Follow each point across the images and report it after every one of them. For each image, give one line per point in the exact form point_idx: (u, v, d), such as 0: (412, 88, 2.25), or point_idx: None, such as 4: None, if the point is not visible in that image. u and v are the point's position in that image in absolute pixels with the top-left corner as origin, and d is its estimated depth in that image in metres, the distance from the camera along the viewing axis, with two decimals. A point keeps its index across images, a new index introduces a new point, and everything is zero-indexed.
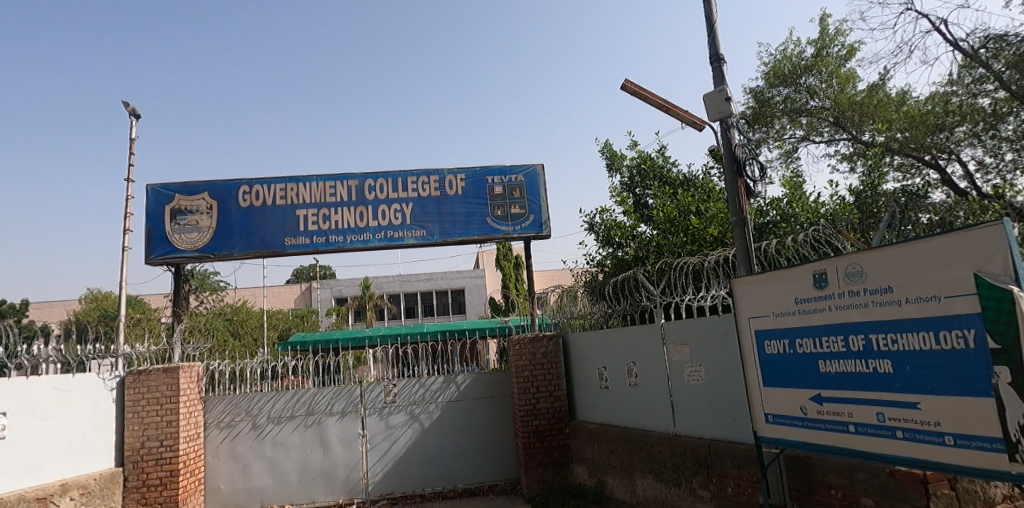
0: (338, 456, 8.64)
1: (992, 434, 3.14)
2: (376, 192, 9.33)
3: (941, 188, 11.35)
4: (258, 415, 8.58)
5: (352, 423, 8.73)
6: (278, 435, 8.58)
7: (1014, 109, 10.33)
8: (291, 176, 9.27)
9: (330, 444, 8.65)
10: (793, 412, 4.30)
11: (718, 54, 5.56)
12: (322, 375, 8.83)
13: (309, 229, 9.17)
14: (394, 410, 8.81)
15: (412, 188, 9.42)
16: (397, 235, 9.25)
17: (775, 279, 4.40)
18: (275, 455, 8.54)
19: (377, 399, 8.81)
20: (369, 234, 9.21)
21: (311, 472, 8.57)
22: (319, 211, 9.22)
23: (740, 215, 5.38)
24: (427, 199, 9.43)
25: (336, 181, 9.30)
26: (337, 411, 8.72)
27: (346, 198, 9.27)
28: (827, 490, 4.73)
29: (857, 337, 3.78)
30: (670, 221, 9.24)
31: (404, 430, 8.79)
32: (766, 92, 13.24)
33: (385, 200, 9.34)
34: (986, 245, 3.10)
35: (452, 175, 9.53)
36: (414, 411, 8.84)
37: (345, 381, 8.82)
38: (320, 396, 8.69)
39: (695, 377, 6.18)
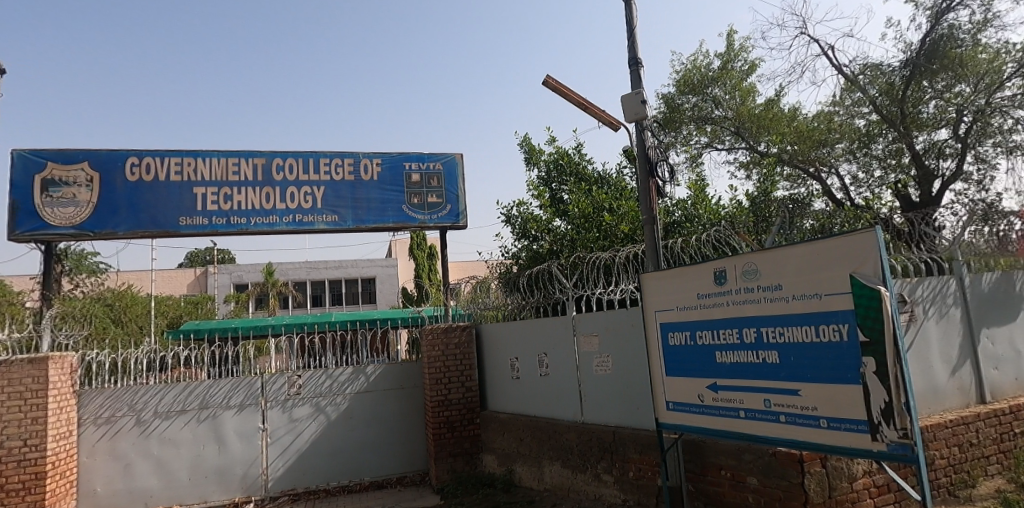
0: (235, 452, 8.31)
1: (859, 417, 3.54)
2: (285, 173, 9.00)
3: (822, 198, 12.47)
4: (143, 410, 8.09)
5: (251, 416, 8.42)
6: (166, 431, 8.13)
7: (883, 131, 11.70)
8: (190, 151, 8.77)
9: (226, 438, 8.31)
10: (691, 399, 4.65)
11: (636, 58, 5.83)
12: (219, 366, 8.42)
13: (209, 209, 8.72)
14: (298, 402, 8.59)
15: (325, 171, 9.18)
16: (307, 219, 9.00)
17: (680, 275, 4.72)
18: (162, 453, 8.09)
19: (280, 391, 8.55)
20: (276, 217, 8.88)
21: (204, 469, 8.18)
22: (222, 191, 8.79)
23: (650, 214, 5.69)
24: (340, 183, 9.23)
25: (240, 158, 8.89)
26: (235, 404, 8.37)
27: (251, 177, 8.88)
28: (718, 471, 5.15)
29: (750, 330, 4.14)
30: (584, 217, 9.58)
31: (309, 423, 8.60)
32: (677, 99, 13.83)
33: (294, 182, 9.04)
34: (860, 249, 3.49)
35: (368, 159, 9.38)
36: (320, 403, 8.66)
37: (245, 372, 8.48)
38: (217, 388, 8.32)
39: (603, 367, 6.49)
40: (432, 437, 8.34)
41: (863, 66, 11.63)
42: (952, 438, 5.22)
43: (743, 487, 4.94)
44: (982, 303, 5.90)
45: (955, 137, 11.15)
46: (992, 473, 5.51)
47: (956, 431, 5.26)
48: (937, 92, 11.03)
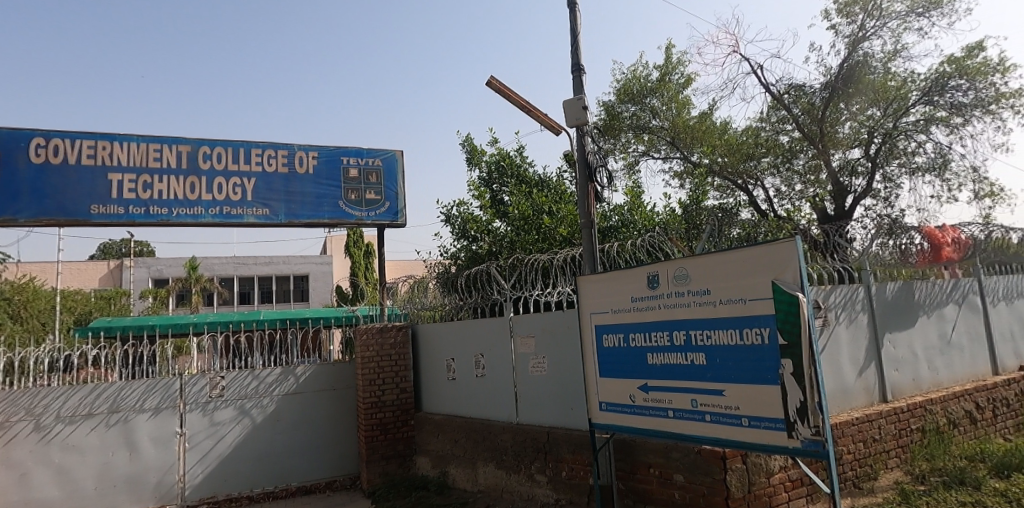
0: (148, 458, 7.91)
1: (776, 416, 3.77)
2: (212, 162, 8.66)
3: (749, 208, 13.13)
4: (42, 414, 7.50)
5: (168, 420, 8.03)
6: (69, 437, 7.58)
7: (804, 149, 12.49)
8: (105, 134, 8.30)
9: (139, 444, 7.88)
10: (623, 400, 4.81)
11: (579, 65, 5.98)
12: (131, 367, 7.96)
13: (126, 197, 8.28)
14: (220, 405, 8.27)
15: (257, 161, 8.89)
16: (236, 211, 8.69)
17: (615, 278, 4.88)
18: (64, 461, 7.55)
19: (200, 394, 8.20)
20: (201, 208, 8.53)
21: (112, 477, 7.74)
22: (142, 178, 8.36)
23: (588, 218, 5.84)
24: (273, 175, 8.96)
25: (162, 144, 8.48)
26: (149, 407, 7.95)
27: (175, 165, 8.50)
28: (647, 469, 5.34)
29: (680, 333, 4.34)
30: (524, 219, 9.69)
31: (232, 427, 8.29)
32: (617, 107, 14.15)
33: (223, 172, 8.71)
34: (781, 257, 3.72)
35: (303, 152, 9.17)
36: (244, 406, 8.37)
37: (162, 373, 8.08)
38: (129, 391, 7.87)
39: (539, 368, 6.60)
40: (365, 440, 8.23)
41: (788, 87, 12.33)
42: (858, 435, 5.62)
43: (670, 484, 5.15)
44: (886, 311, 6.40)
45: (866, 157, 12.00)
46: (892, 467, 5.95)
47: (861, 429, 5.66)
48: (851, 114, 11.79)
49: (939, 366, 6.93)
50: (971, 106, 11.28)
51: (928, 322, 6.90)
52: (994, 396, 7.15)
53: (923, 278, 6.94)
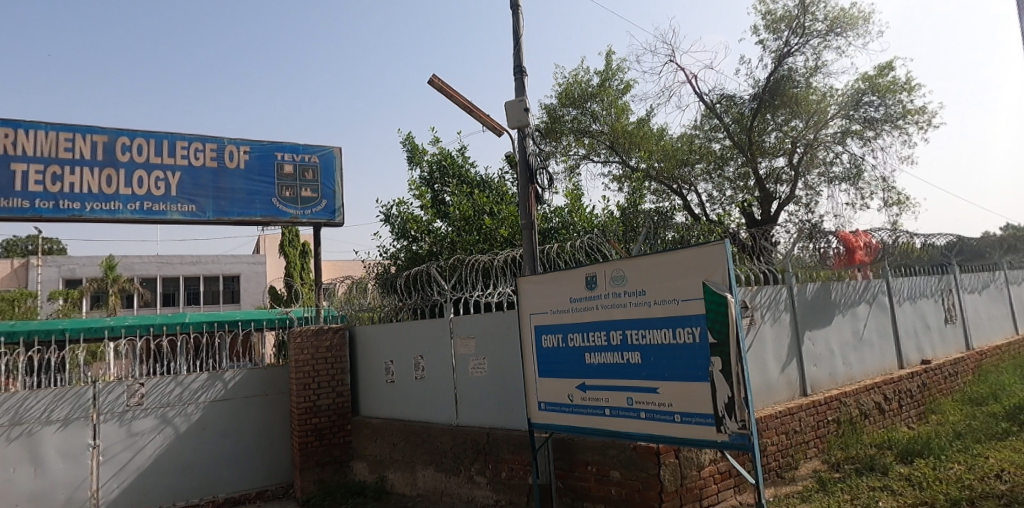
0: (56, 474, 7.36)
1: (707, 412, 3.94)
2: (131, 154, 8.22)
3: (683, 212, 13.61)
4: None
5: (79, 432, 7.51)
6: None
7: (734, 156, 13.09)
8: (9, 120, 7.72)
9: (46, 458, 7.31)
10: (562, 399, 4.90)
11: (521, 67, 6.05)
12: (37, 375, 7.39)
13: (32, 190, 7.72)
14: (139, 414, 7.83)
15: (182, 155, 8.52)
16: (158, 207, 8.29)
17: (554, 279, 4.97)
18: None
19: (117, 403, 7.73)
20: (119, 203, 8.09)
21: (14, 495, 7.13)
22: (50, 169, 7.83)
23: (528, 219, 5.92)
24: (200, 170, 8.61)
25: (74, 133, 7.98)
26: (58, 419, 7.40)
27: (89, 156, 8.01)
28: (584, 467, 5.46)
29: (617, 332, 4.47)
30: (465, 219, 9.69)
31: (152, 437, 7.88)
32: (558, 111, 14.34)
33: (143, 165, 8.29)
34: (712, 259, 3.89)
35: (234, 146, 8.86)
36: (166, 414, 7.96)
37: (74, 381, 7.55)
38: (34, 401, 7.28)
39: (479, 369, 6.62)
40: (298, 446, 8.02)
41: (719, 96, 12.86)
42: (780, 427, 5.94)
43: (607, 481, 5.27)
44: (805, 311, 6.81)
45: (789, 166, 12.70)
46: (810, 456, 6.30)
47: (784, 422, 5.99)
48: (777, 124, 12.51)
49: (853, 362, 7.41)
50: (881, 121, 12.13)
51: (842, 321, 7.38)
52: (900, 388, 7.72)
53: (839, 280, 7.43)
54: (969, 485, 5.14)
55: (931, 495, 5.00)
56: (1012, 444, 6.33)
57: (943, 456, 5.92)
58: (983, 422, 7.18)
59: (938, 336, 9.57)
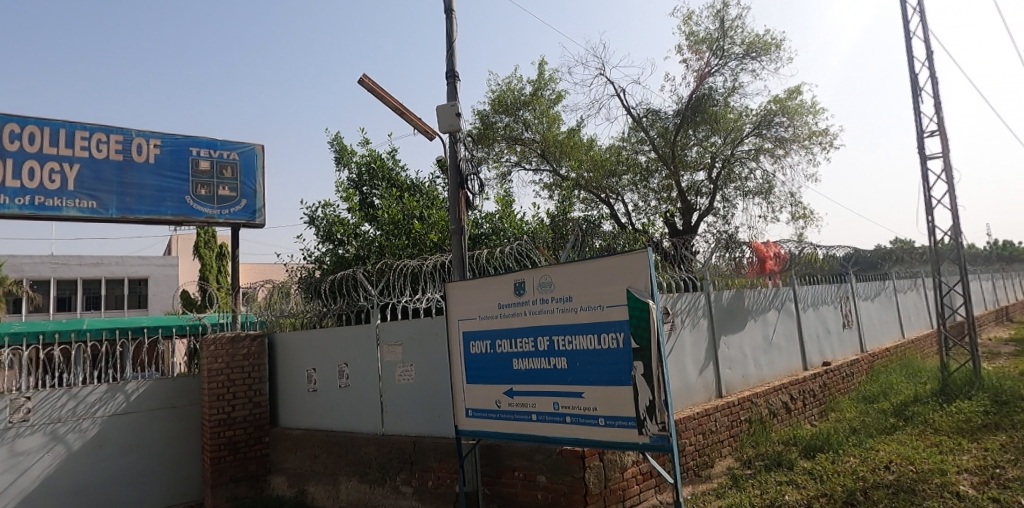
0: None
1: (630, 415, 4.05)
2: (23, 143, 7.57)
3: (610, 221, 13.99)
4: None
5: None
6: None
7: (659, 169, 13.62)
8: None
9: None
10: (489, 406, 4.91)
11: (453, 71, 6.05)
12: None
13: None
14: (24, 431, 7.15)
15: (82, 146, 7.95)
16: (51, 202, 7.67)
17: (482, 285, 4.98)
18: None
19: None
20: (6, 197, 7.40)
21: None
22: None
23: (458, 224, 5.92)
24: (102, 163, 8.05)
25: None
26: None
27: None
28: (511, 473, 5.48)
29: (543, 338, 4.53)
30: (393, 223, 9.54)
31: (39, 456, 7.22)
32: (491, 117, 14.41)
33: (36, 155, 7.64)
34: (635, 266, 4.02)
35: (143, 139, 8.37)
36: (57, 431, 7.33)
37: None
38: None
39: (405, 377, 6.53)
40: (210, 462, 7.64)
41: (645, 110, 13.37)
42: (698, 427, 6.19)
43: (533, 485, 5.32)
44: (721, 317, 7.15)
45: (709, 180, 13.37)
46: (725, 455, 6.59)
47: (701, 422, 6.25)
48: (698, 140, 13.15)
49: (763, 364, 7.84)
50: (790, 140, 12.94)
51: (754, 326, 7.80)
52: (804, 389, 8.23)
53: (751, 287, 7.86)
54: (862, 477, 5.57)
55: (830, 487, 5.38)
56: (899, 438, 6.91)
57: (840, 450, 6.38)
58: (874, 418, 7.78)
59: (837, 341, 10.28)
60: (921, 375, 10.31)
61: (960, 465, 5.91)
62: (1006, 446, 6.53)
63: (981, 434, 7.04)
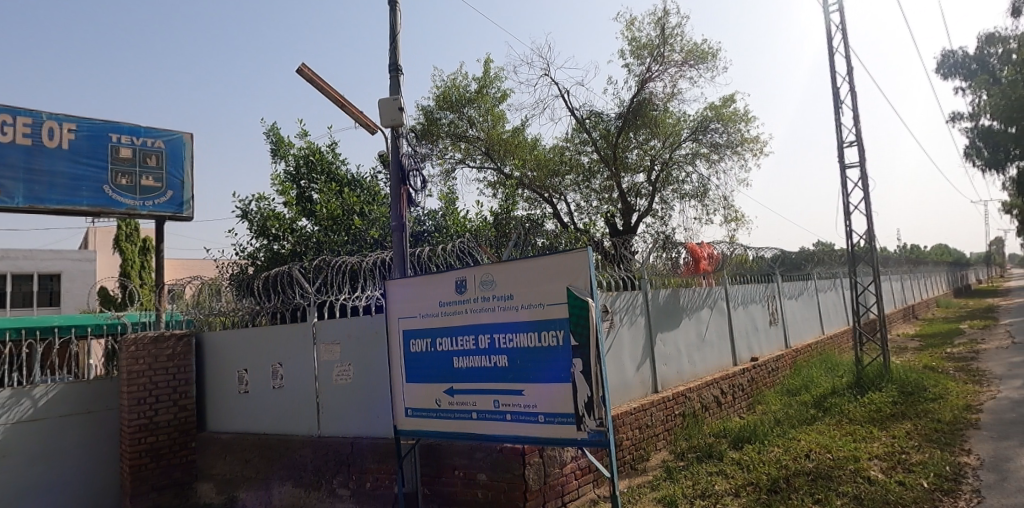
0: None
1: (569, 412, 4.08)
2: None
3: (553, 220, 14.12)
4: None
5: None
6: None
7: (601, 170, 13.88)
8: None
9: None
10: (429, 405, 4.85)
11: (396, 65, 5.95)
12: None
13: None
14: None
15: None
16: None
17: (423, 283, 4.91)
18: None
19: None
20: None
21: None
22: None
23: (399, 221, 5.81)
24: (8, 147, 7.47)
25: None
26: None
27: None
28: (451, 472, 5.43)
29: (484, 336, 4.51)
30: (332, 219, 9.29)
31: None
32: (435, 113, 14.21)
33: None
34: (575, 265, 4.05)
35: (56, 122, 7.84)
36: None
37: None
38: None
39: (343, 376, 6.37)
40: (129, 471, 7.23)
41: (589, 112, 13.54)
42: (635, 422, 6.32)
43: (473, 484, 5.30)
44: (657, 315, 7.33)
45: (648, 182, 13.73)
46: (659, 448, 6.74)
47: (637, 417, 6.37)
48: (638, 143, 13.48)
49: (696, 360, 8.08)
50: (725, 146, 13.40)
51: (688, 323, 8.03)
52: (733, 383, 8.54)
53: (687, 286, 8.10)
54: (784, 465, 5.83)
55: (755, 476, 5.61)
56: (818, 428, 7.29)
57: (765, 440, 6.66)
58: (797, 410, 8.18)
59: (765, 337, 10.73)
60: (838, 368, 10.91)
61: (871, 452, 6.30)
62: (912, 434, 7.01)
63: (891, 422, 7.53)
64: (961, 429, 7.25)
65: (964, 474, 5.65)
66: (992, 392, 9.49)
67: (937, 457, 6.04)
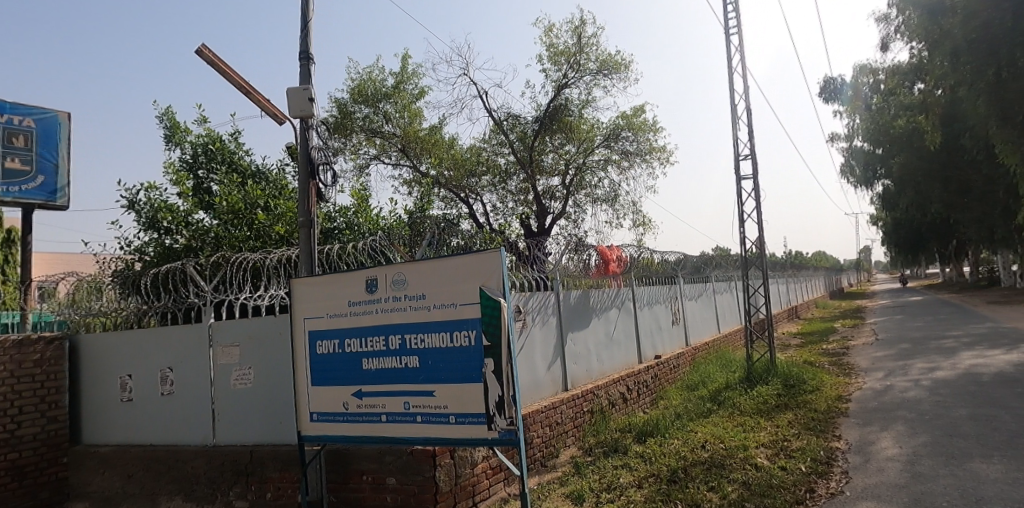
0: None
1: (479, 411, 4.02)
2: None
3: (469, 220, 14.05)
4: None
5: None
6: None
7: (517, 172, 13.97)
8: None
9: None
10: (336, 408, 4.63)
11: (307, 53, 5.66)
12: None
13: None
14: None
15: None
16: None
17: (330, 282, 4.68)
18: None
19: None
20: None
21: None
22: None
23: (307, 217, 5.53)
24: None
25: None
26: None
27: None
28: (359, 477, 5.22)
29: (395, 336, 4.36)
30: (233, 212, 8.68)
31: None
32: (349, 107, 13.72)
33: None
34: (488, 265, 4.00)
35: None
36: None
37: None
38: None
39: (242, 381, 5.98)
40: None
41: (507, 114, 13.60)
42: (545, 421, 6.36)
43: (382, 488, 5.12)
44: (568, 315, 7.44)
45: (562, 185, 13.97)
46: (569, 445, 6.82)
47: (548, 416, 6.42)
48: (554, 147, 13.78)
49: (604, 359, 8.27)
50: (635, 154, 13.84)
51: (597, 323, 8.20)
52: (638, 380, 8.81)
53: (597, 288, 8.27)
54: (683, 456, 6.07)
55: (657, 467, 5.80)
56: (714, 420, 7.66)
57: (666, 433, 6.91)
58: (695, 404, 8.56)
59: (667, 336, 11.17)
60: (732, 364, 11.59)
61: (759, 440, 6.69)
62: (794, 422, 7.53)
63: (775, 413, 8.06)
64: (834, 417, 7.87)
65: (835, 458, 6.11)
66: (860, 383, 10.40)
67: (813, 443, 6.51)
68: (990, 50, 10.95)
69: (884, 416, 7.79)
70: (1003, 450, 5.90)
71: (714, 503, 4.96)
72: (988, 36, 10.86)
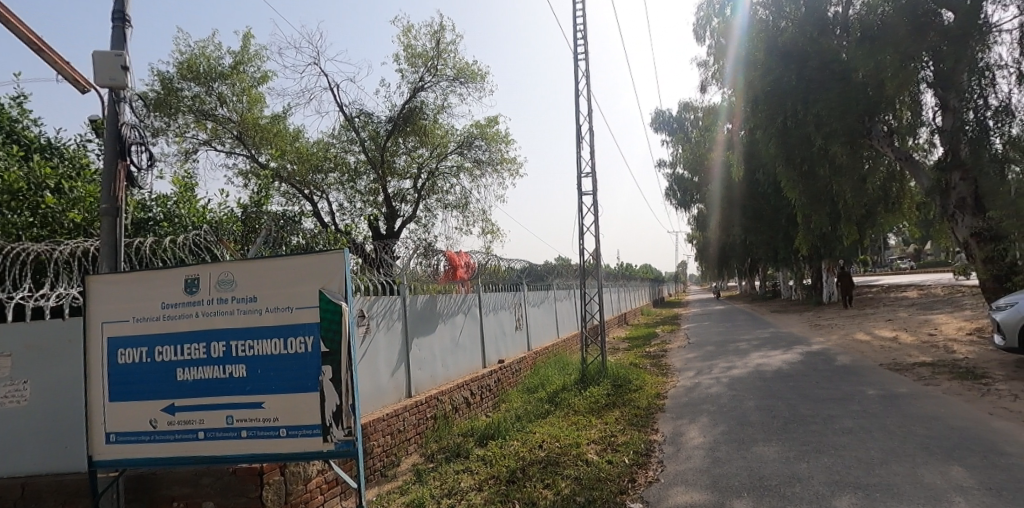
0: None
1: (314, 422, 3.62)
2: None
3: (312, 218, 13.19)
4: None
5: None
6: None
7: (366, 172, 13.43)
8: None
9: None
10: (141, 427, 3.93)
11: (123, 14, 4.81)
12: None
13: None
14: None
15: None
16: None
17: (138, 280, 3.96)
18: None
19: None
20: None
21: None
22: None
23: (113, 204, 4.68)
24: None
25: None
26: None
27: None
28: (168, 504, 4.50)
29: (218, 344, 3.79)
30: (12, 194, 7.16)
31: None
32: (176, 83, 12.19)
33: None
34: (330, 267, 3.64)
35: None
36: None
37: None
38: None
39: (11, 399, 4.89)
40: None
41: (358, 111, 12.98)
42: (386, 428, 6.01)
43: None
44: (413, 319, 7.13)
45: (413, 188, 13.65)
46: (410, 452, 6.51)
47: (389, 423, 6.08)
48: (406, 150, 13.44)
49: (449, 364, 8.08)
50: (486, 163, 13.89)
51: (443, 328, 8.01)
52: (482, 384, 8.75)
53: (444, 293, 8.07)
54: (522, 456, 6.06)
55: (497, 469, 5.73)
56: (551, 420, 7.82)
57: (507, 435, 6.89)
58: (534, 406, 8.69)
59: (511, 341, 11.30)
60: (568, 367, 12.03)
61: (590, 437, 6.89)
62: (620, 419, 7.92)
63: (605, 411, 8.43)
64: (653, 412, 8.42)
65: (653, 449, 6.48)
66: (675, 382, 11.30)
67: (635, 437, 6.86)
68: (779, 102, 12.37)
69: (692, 410, 8.48)
70: (782, 434, 6.64)
71: (548, 500, 4.96)
72: (778, 90, 12.25)
